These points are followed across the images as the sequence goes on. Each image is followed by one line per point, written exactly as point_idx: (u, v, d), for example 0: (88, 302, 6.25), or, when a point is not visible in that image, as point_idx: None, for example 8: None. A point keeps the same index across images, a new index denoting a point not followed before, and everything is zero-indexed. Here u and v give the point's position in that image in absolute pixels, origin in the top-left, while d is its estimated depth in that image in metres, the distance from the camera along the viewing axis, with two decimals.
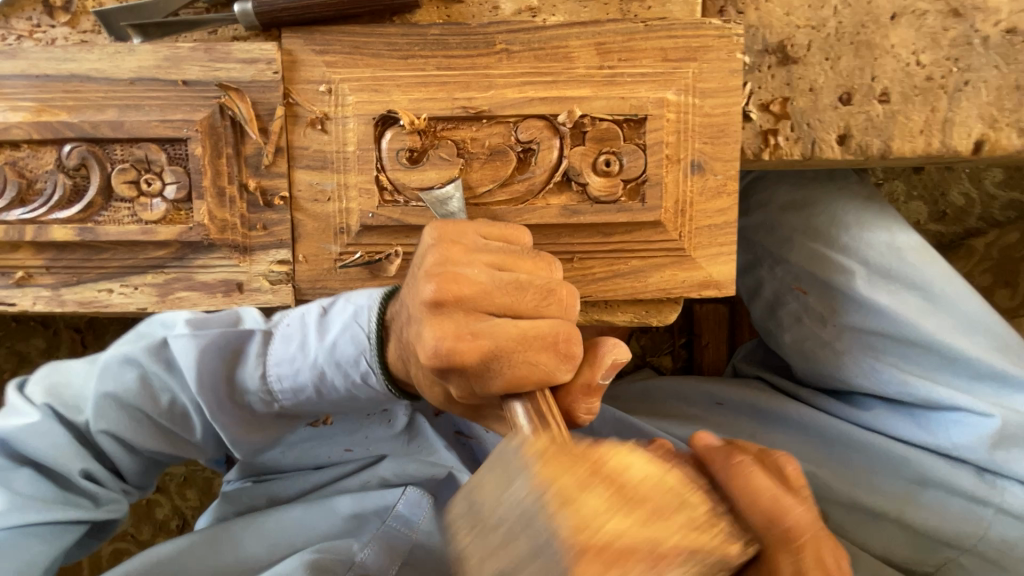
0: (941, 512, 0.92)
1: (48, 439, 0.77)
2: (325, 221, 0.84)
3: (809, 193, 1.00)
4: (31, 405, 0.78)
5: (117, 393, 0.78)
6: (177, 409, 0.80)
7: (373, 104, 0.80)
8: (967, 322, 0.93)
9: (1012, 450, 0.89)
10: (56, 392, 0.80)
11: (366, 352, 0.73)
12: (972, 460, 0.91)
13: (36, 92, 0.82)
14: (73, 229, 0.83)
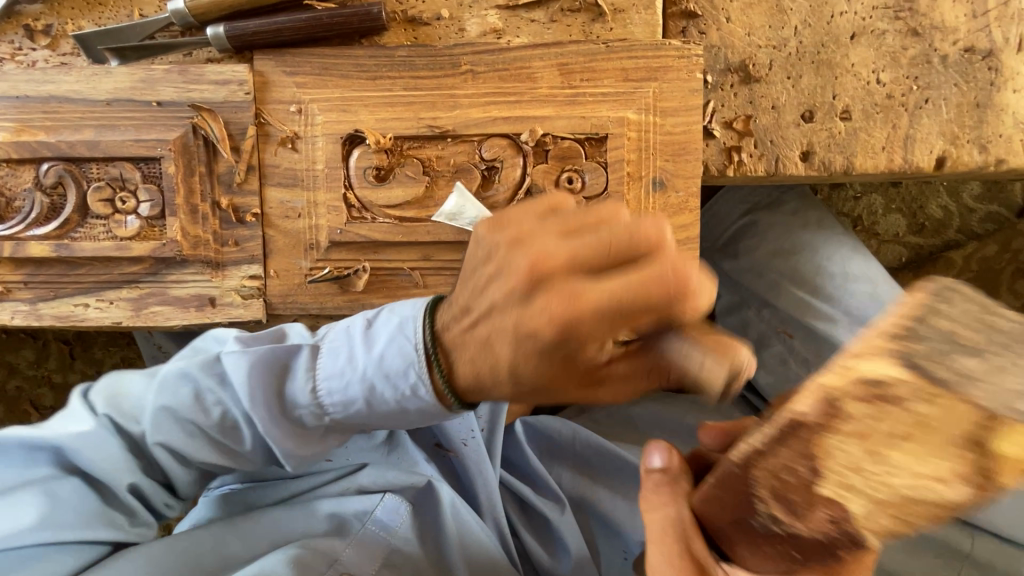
0: None
1: (94, 449, 0.73)
2: (296, 238, 0.86)
3: (795, 239, 1.02)
4: (90, 412, 0.75)
5: (175, 404, 0.73)
6: (228, 422, 0.75)
7: (341, 124, 0.82)
8: None
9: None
10: (115, 401, 0.77)
11: (417, 364, 0.67)
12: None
13: (16, 113, 0.85)
14: (50, 246, 0.85)
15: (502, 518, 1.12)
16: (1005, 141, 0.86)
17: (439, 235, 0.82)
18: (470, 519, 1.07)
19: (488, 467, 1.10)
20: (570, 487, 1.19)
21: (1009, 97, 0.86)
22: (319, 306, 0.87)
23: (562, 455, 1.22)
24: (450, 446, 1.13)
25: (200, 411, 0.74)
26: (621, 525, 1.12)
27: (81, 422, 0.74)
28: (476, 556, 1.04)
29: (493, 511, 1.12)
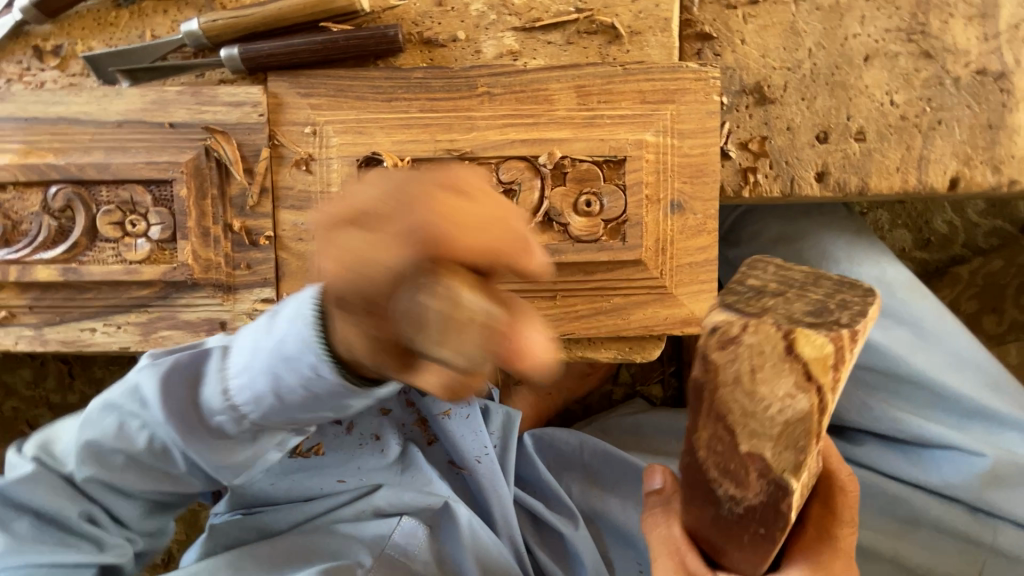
0: (933, 551, 0.89)
1: (38, 485, 0.74)
2: (309, 261, 0.85)
3: (798, 225, 0.98)
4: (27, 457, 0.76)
5: (98, 436, 0.72)
6: (155, 446, 0.72)
7: (356, 146, 0.82)
8: (959, 359, 0.91)
9: (1001, 490, 0.87)
10: (52, 445, 0.78)
11: (315, 350, 0.57)
12: (963, 498, 0.89)
13: (25, 135, 0.83)
14: (57, 269, 0.83)
15: (516, 534, 1.12)
16: (1018, 162, 0.86)
17: None
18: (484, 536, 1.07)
19: (500, 481, 1.11)
20: (581, 499, 1.18)
21: (1022, 118, 0.86)
22: None
23: (572, 467, 1.21)
24: (462, 462, 1.13)
25: (119, 438, 0.72)
26: (635, 537, 1.10)
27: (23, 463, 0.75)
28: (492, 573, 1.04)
29: (509, 530, 1.11)
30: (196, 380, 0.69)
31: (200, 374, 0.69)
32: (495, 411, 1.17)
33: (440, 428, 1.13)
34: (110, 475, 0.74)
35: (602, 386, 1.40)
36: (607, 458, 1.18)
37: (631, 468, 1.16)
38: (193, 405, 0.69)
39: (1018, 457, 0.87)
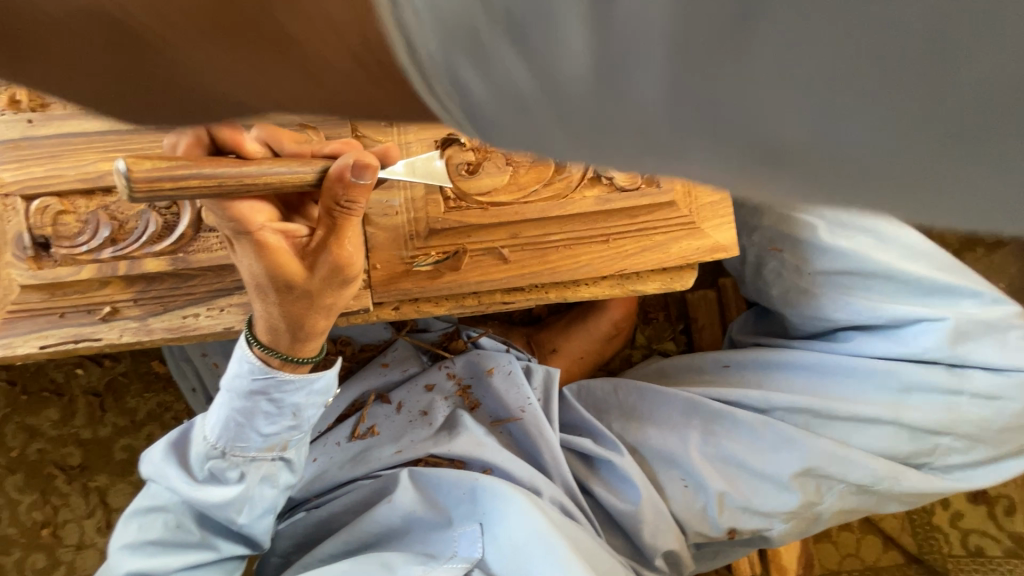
0: (928, 407, 1.14)
1: (175, 519, 0.96)
2: (395, 231, 0.97)
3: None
4: (144, 559, 0.94)
5: (222, 494, 0.92)
6: (278, 446, 0.94)
7: (433, 131, 0.97)
8: (910, 251, 1.19)
9: (968, 344, 1.14)
10: (159, 537, 0.95)
11: (251, 384, 0.86)
12: (940, 359, 1.14)
13: (128, 145, 0.93)
14: (166, 260, 0.92)
15: (568, 476, 1.22)
16: None
17: (526, 213, 0.97)
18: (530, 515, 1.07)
19: (546, 427, 1.22)
20: (622, 435, 1.29)
21: None
22: (421, 290, 0.98)
23: (609, 408, 1.33)
24: (508, 414, 1.26)
25: (230, 459, 0.92)
26: (678, 456, 1.21)
27: (164, 499, 0.97)
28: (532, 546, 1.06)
29: (559, 473, 1.22)
30: (271, 394, 0.87)
31: (271, 388, 0.87)
32: (535, 369, 1.31)
33: (485, 386, 1.29)
34: (235, 489, 0.92)
35: (622, 350, 1.56)
36: (641, 393, 1.30)
37: (664, 398, 1.27)
38: (272, 413, 0.89)
39: (969, 315, 1.14)
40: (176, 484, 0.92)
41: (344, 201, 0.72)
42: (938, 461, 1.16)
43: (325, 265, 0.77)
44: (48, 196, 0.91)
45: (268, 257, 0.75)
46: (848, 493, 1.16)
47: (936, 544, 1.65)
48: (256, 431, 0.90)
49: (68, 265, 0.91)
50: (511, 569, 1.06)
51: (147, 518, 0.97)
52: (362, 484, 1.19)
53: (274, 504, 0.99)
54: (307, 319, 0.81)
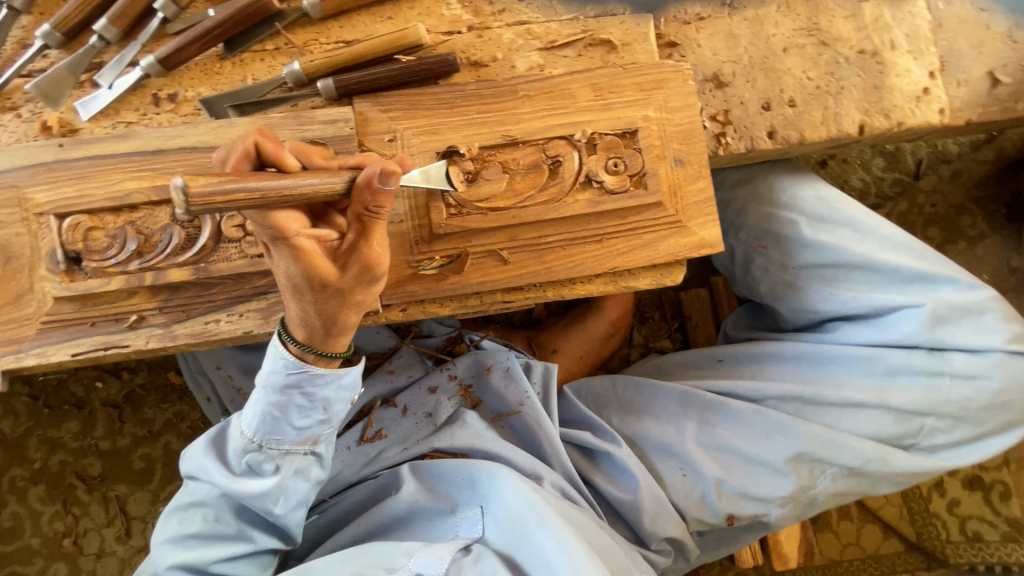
0: (911, 390, 1.19)
1: (213, 513, 1.04)
2: (401, 238, 1.04)
3: (752, 170, 1.31)
4: (187, 549, 1.02)
5: (259, 486, 0.99)
6: (311, 440, 1.00)
7: (434, 143, 1.04)
8: (888, 243, 1.25)
9: (946, 328, 1.20)
10: (201, 530, 1.03)
11: (284, 379, 0.93)
12: (921, 343, 1.20)
13: (151, 165, 1.00)
14: (189, 270, 0.98)
15: (569, 466, 1.28)
16: (900, 110, 1.21)
17: (523, 217, 1.04)
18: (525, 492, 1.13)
19: (545, 419, 1.28)
20: (621, 427, 1.34)
21: (895, 80, 1.21)
22: (427, 291, 1.04)
23: (608, 403, 1.38)
24: (508, 409, 1.32)
25: (266, 452, 0.99)
26: (675, 447, 1.27)
27: (205, 494, 1.04)
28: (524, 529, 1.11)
29: (560, 464, 1.27)
30: (303, 388, 0.94)
31: (304, 382, 0.93)
32: (535, 366, 1.37)
33: (485, 384, 1.35)
34: (270, 480, 0.99)
35: (621, 349, 1.62)
36: (638, 387, 1.35)
37: (660, 390, 1.32)
38: (305, 408, 0.96)
39: (946, 302, 1.20)
40: (216, 477, 1.00)
41: (372, 206, 0.79)
42: (924, 441, 1.21)
43: (355, 265, 0.85)
44: (79, 214, 0.98)
45: (303, 260, 0.81)
46: (840, 476, 1.21)
47: (934, 531, 1.68)
48: (289, 425, 0.97)
49: (98, 277, 0.98)
50: (511, 544, 1.12)
51: (188, 513, 1.04)
52: (371, 480, 1.26)
53: (307, 497, 1.05)
54: (340, 315, 0.88)
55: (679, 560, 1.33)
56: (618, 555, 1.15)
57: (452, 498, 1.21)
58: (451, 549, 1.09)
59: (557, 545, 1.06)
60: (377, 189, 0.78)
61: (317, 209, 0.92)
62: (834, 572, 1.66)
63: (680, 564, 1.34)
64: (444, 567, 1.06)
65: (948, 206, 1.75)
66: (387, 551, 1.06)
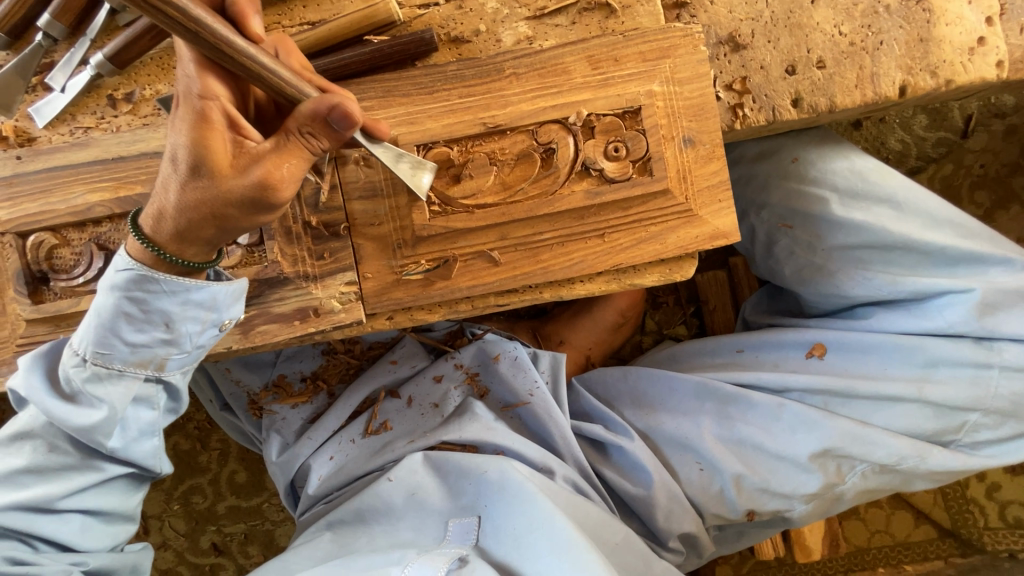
0: (955, 383, 1.08)
1: (44, 444, 0.90)
2: (383, 241, 0.96)
3: (775, 142, 1.17)
4: (15, 483, 0.90)
5: (98, 407, 0.85)
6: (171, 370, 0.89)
7: (412, 135, 0.94)
8: (932, 219, 1.11)
9: (997, 315, 1.07)
10: (33, 464, 0.90)
11: (123, 282, 0.79)
12: (967, 333, 1.08)
13: (112, 174, 0.93)
14: None
15: (580, 457, 1.21)
16: (950, 66, 1.05)
17: (514, 213, 0.94)
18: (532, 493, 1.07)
19: (555, 410, 1.22)
20: (634, 421, 1.26)
21: (944, 30, 1.04)
22: (413, 298, 0.97)
23: (619, 396, 1.30)
24: (517, 400, 1.26)
25: (91, 369, 0.84)
26: (691, 440, 1.18)
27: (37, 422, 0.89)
28: (527, 533, 1.03)
29: (572, 455, 1.21)
30: (132, 292, 0.80)
31: (137, 288, 0.80)
32: (542, 355, 1.30)
33: (493, 374, 1.29)
34: (102, 404, 0.85)
35: (632, 338, 1.53)
36: (652, 379, 1.26)
37: (674, 384, 1.23)
38: (138, 319, 0.81)
39: (999, 285, 1.07)
40: (40, 402, 0.86)
41: (305, 127, 0.74)
42: (966, 437, 1.10)
43: (245, 177, 0.74)
44: (43, 231, 0.93)
45: (201, 132, 0.74)
46: (871, 473, 1.12)
47: (971, 518, 1.59)
48: (128, 340, 0.83)
49: (68, 297, 0.93)
50: (515, 548, 1.04)
51: (11, 449, 0.90)
52: (375, 475, 1.21)
53: (154, 428, 0.91)
54: (202, 225, 0.76)
55: (693, 556, 1.26)
56: (636, 548, 1.11)
57: (456, 500, 1.15)
58: (445, 560, 0.99)
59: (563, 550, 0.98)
60: (333, 124, 0.74)
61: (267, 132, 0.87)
62: (861, 560, 1.59)
63: (694, 559, 1.27)
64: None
65: (999, 166, 1.56)
66: (383, 563, 1.01)
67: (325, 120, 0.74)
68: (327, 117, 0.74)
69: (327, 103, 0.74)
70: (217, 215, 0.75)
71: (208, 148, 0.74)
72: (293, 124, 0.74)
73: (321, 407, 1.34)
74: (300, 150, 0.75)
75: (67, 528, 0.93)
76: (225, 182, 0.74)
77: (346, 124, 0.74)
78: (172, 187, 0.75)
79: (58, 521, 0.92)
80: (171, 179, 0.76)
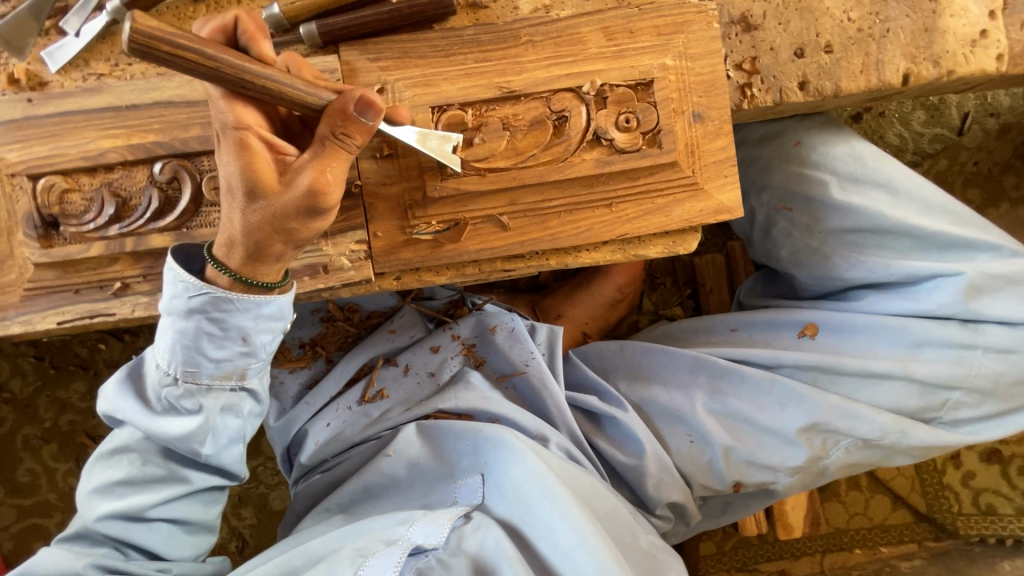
0: (939, 362, 1.12)
1: (141, 458, 0.95)
2: (394, 202, 0.97)
3: (779, 125, 1.19)
4: (116, 495, 0.95)
5: (190, 420, 0.89)
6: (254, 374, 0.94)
7: (427, 96, 0.95)
8: (926, 205, 1.15)
9: (983, 299, 1.11)
10: (130, 478, 0.94)
11: (199, 304, 0.82)
12: (954, 315, 1.12)
13: (125, 121, 0.93)
14: (171, 235, 0.93)
15: (573, 427, 1.24)
16: (952, 56, 1.08)
17: (524, 178, 0.95)
18: (528, 461, 1.08)
19: (550, 380, 1.24)
20: (628, 394, 1.29)
21: (949, 21, 1.07)
22: (422, 259, 0.98)
23: (615, 368, 1.33)
24: (513, 370, 1.28)
25: (182, 386, 0.88)
26: (683, 413, 1.22)
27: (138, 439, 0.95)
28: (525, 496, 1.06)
29: (565, 424, 1.24)
30: (210, 313, 0.83)
31: (212, 308, 0.82)
32: (539, 328, 1.32)
33: (489, 345, 1.30)
34: (194, 417, 0.89)
35: (629, 316, 1.56)
36: (648, 353, 1.29)
37: (670, 358, 1.26)
38: (217, 337, 0.84)
39: (986, 270, 1.11)
40: (134, 420, 0.90)
41: (339, 129, 0.75)
42: (947, 415, 1.15)
43: (297, 190, 0.75)
44: (53, 175, 0.93)
45: (247, 159, 0.76)
46: (854, 448, 1.16)
47: (946, 503, 1.65)
48: (208, 357, 0.86)
49: (77, 243, 0.93)
50: (515, 510, 1.06)
51: (111, 461, 0.95)
52: (373, 441, 1.23)
53: (241, 434, 0.96)
54: (268, 245, 0.77)
55: (681, 524, 1.30)
56: (623, 516, 1.13)
57: (453, 465, 1.17)
58: (449, 518, 1.04)
59: (560, 517, 1.01)
60: (360, 115, 0.75)
61: (296, 141, 0.88)
62: (840, 540, 1.65)
63: (680, 528, 1.31)
64: (443, 537, 1.00)
65: (992, 164, 1.61)
66: (385, 524, 1.03)
67: (355, 116, 0.75)
68: (357, 112, 0.75)
69: (350, 98, 0.75)
70: (281, 230, 0.76)
71: (256, 170, 0.75)
72: (327, 129, 0.75)
73: (319, 373, 1.36)
74: (342, 154, 0.76)
75: (161, 535, 0.98)
76: (282, 194, 0.75)
77: (372, 113, 0.75)
78: (235, 216, 0.77)
79: (151, 528, 0.97)
80: (232, 208, 0.77)
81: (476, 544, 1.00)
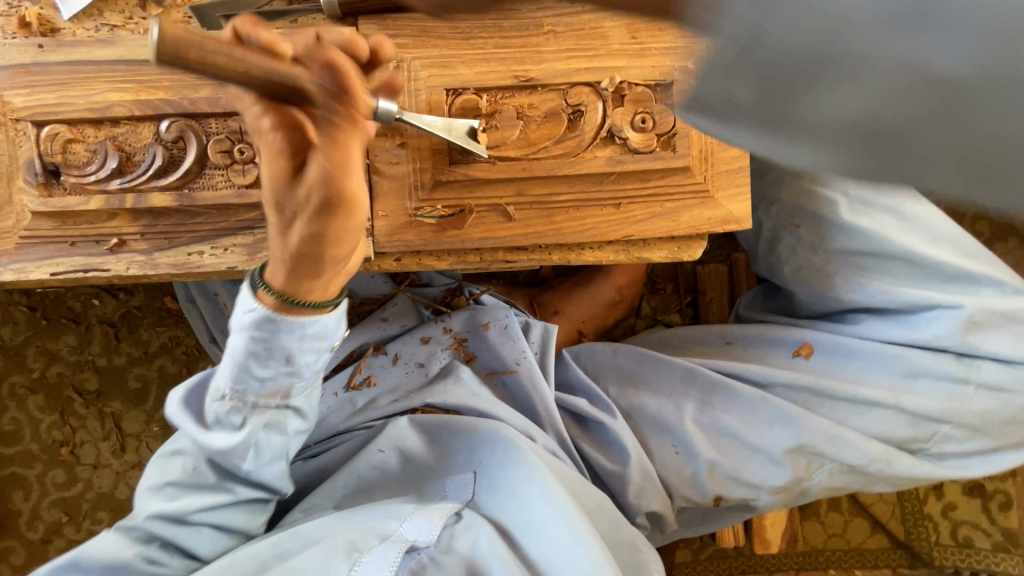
0: (932, 394, 1.12)
1: (191, 464, 0.96)
2: (401, 182, 0.96)
3: None
4: (168, 497, 0.97)
5: (235, 436, 0.90)
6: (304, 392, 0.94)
7: (442, 78, 0.94)
8: (934, 234, 1.14)
9: (982, 334, 1.10)
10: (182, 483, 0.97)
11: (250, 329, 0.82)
12: (950, 348, 1.11)
13: (135, 75, 0.92)
14: (172, 195, 0.92)
15: (561, 429, 1.23)
16: None
17: (534, 170, 0.94)
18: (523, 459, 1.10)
19: (541, 381, 1.23)
20: (618, 399, 1.28)
21: None
22: (424, 243, 0.97)
23: (606, 372, 1.32)
24: (504, 367, 1.27)
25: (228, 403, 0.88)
26: (672, 424, 1.21)
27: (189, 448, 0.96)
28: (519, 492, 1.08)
29: (552, 425, 1.22)
30: (261, 337, 0.82)
31: (263, 331, 0.82)
32: (534, 325, 1.31)
33: (480, 340, 1.29)
34: (240, 434, 0.90)
35: (627, 319, 1.55)
36: (641, 360, 1.29)
37: (663, 366, 1.26)
38: (265, 358, 0.84)
39: (988, 305, 1.10)
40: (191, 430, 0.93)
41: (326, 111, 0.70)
42: (934, 447, 1.15)
43: (322, 188, 0.72)
44: (58, 124, 0.91)
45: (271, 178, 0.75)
46: (838, 472, 1.16)
47: (924, 532, 1.65)
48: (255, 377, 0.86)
49: (77, 195, 0.92)
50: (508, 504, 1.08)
51: (169, 462, 0.98)
52: (362, 430, 1.21)
53: (283, 452, 0.96)
54: (317, 255, 0.77)
55: (656, 531, 1.30)
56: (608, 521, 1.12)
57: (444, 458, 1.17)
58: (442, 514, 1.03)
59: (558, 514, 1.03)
60: (329, 80, 0.68)
61: None
62: (814, 560, 1.65)
63: (657, 536, 1.31)
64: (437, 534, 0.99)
65: None
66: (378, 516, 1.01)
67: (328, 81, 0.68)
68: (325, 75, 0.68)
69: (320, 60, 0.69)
70: (324, 236, 0.76)
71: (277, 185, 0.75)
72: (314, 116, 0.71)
73: None
74: (346, 132, 0.71)
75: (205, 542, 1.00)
76: (306, 195, 0.73)
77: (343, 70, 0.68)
78: (281, 237, 0.77)
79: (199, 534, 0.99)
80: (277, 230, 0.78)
81: (469, 540, 1.01)
